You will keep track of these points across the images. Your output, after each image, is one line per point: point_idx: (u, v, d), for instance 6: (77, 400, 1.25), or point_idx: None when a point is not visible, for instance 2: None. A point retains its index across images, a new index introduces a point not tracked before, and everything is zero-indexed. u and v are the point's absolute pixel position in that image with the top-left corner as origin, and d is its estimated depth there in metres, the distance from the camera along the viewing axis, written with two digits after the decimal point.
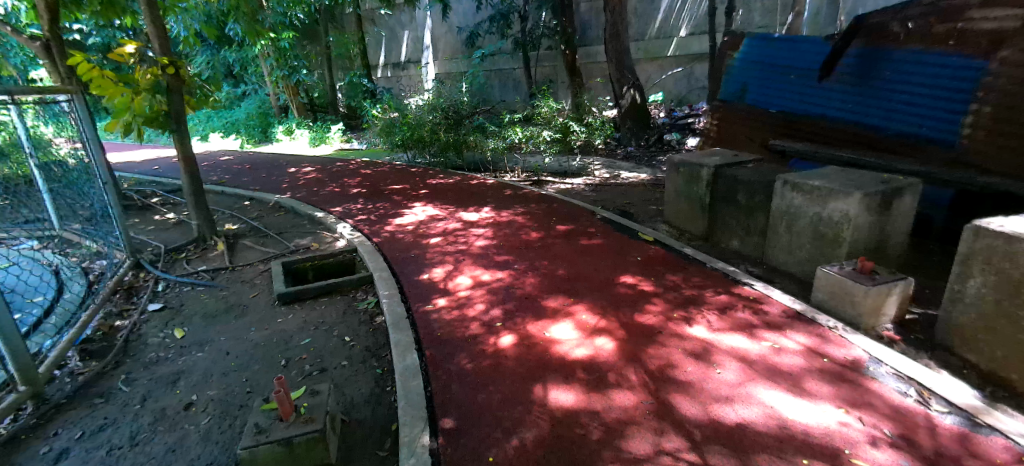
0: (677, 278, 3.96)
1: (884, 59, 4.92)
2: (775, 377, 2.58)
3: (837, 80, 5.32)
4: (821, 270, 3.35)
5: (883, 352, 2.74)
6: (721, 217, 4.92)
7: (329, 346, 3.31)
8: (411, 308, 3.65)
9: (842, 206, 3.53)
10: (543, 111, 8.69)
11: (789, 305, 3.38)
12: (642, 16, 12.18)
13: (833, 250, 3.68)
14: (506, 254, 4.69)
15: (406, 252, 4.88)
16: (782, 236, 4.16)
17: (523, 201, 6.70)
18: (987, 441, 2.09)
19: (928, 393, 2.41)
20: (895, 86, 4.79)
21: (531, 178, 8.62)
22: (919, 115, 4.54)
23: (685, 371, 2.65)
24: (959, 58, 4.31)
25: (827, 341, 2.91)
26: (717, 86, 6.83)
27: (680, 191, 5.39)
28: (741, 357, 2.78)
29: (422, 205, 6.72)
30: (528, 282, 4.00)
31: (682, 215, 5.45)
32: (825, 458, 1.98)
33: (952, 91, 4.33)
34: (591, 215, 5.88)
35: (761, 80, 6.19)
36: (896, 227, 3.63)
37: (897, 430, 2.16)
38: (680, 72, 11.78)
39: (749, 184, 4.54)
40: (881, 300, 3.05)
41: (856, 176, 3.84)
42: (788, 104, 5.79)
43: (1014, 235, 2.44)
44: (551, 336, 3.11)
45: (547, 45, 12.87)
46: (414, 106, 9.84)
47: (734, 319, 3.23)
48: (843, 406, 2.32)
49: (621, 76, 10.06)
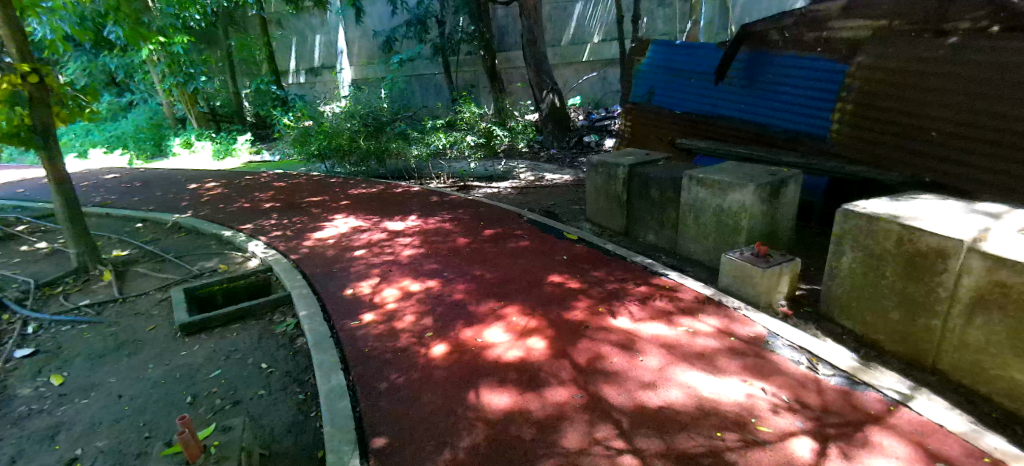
0: (601, 273, 4.14)
1: (767, 63, 5.46)
2: (690, 359, 2.77)
3: (730, 83, 5.84)
4: (725, 257, 3.65)
5: (779, 326, 3.05)
6: (638, 213, 5.21)
7: (243, 375, 3.06)
8: (335, 325, 3.48)
9: (740, 197, 3.91)
10: (465, 115, 8.66)
11: (700, 291, 3.66)
12: (556, 23, 12.57)
13: (734, 238, 4.06)
14: (435, 263, 4.62)
15: (328, 267, 4.65)
16: (690, 227, 4.49)
17: (450, 207, 6.65)
18: (864, 396, 2.39)
19: (816, 359, 2.72)
20: (777, 87, 5.34)
21: (458, 184, 8.66)
22: (797, 113, 5.12)
23: (611, 362, 2.77)
24: (826, 62, 4.89)
25: (733, 321, 3.19)
26: (629, 89, 7.24)
27: (600, 190, 5.63)
28: (660, 342, 2.96)
29: (343, 217, 6.45)
30: (459, 288, 3.98)
31: (603, 213, 5.69)
32: (737, 429, 2.16)
33: (821, 92, 4.91)
34: (518, 218, 5.95)
35: (665, 83, 6.65)
36: (785, 213, 4.05)
37: (793, 395, 2.41)
38: (595, 76, 12.48)
39: (660, 180, 4.85)
40: (775, 279, 3.40)
41: (750, 169, 4.23)
42: (690, 106, 6.30)
43: (874, 214, 2.84)
44: (484, 341, 3.10)
45: (466, 50, 12.96)
46: (330, 114, 9.44)
47: (654, 308, 3.44)
48: (749, 378, 2.56)
49: (540, 80, 10.33)
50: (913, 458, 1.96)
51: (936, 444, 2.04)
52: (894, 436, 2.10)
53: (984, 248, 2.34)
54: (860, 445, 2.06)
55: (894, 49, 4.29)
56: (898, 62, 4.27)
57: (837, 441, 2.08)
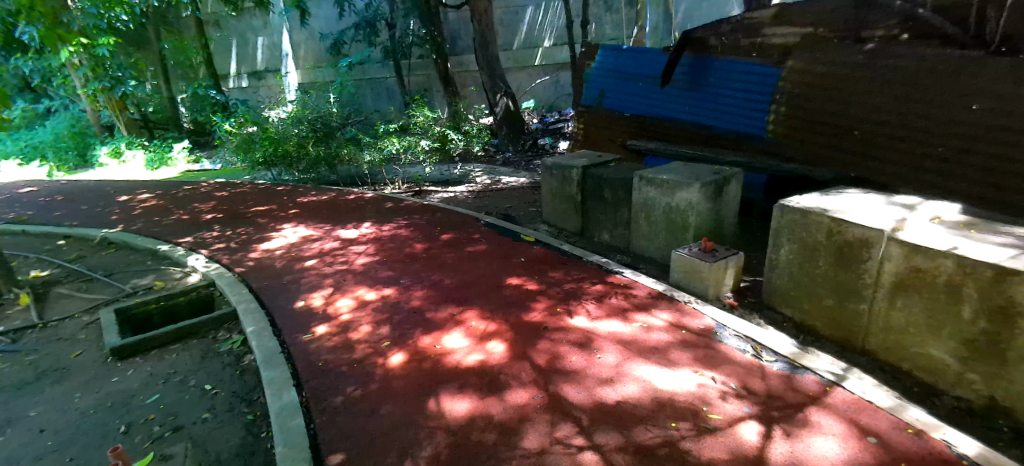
0: (558, 274, 4.19)
1: (708, 67, 5.72)
2: (645, 353, 2.86)
3: (674, 86, 6.08)
4: (675, 253, 3.79)
5: (726, 317, 3.20)
6: (592, 213, 5.33)
7: (185, 398, 2.88)
8: (286, 339, 3.33)
9: (686, 195, 4.09)
10: (418, 119, 8.41)
11: (652, 287, 3.78)
12: (508, 27, 12.66)
13: (683, 234, 4.23)
14: (391, 270, 4.53)
15: (277, 279, 4.45)
16: (642, 226, 4.64)
17: (405, 213, 6.53)
18: (803, 379, 2.55)
19: (760, 347, 2.87)
20: (718, 90, 5.61)
21: (413, 189, 8.54)
22: (736, 114, 5.39)
23: (569, 361, 2.81)
24: (760, 67, 5.19)
25: (684, 314, 3.31)
26: (580, 92, 7.41)
27: (555, 192, 5.70)
28: (616, 339, 3.04)
29: (292, 226, 6.20)
30: (417, 295, 3.91)
31: (558, 214, 5.77)
32: (689, 418, 2.25)
33: (757, 94, 5.20)
34: (475, 221, 5.93)
35: (614, 86, 6.84)
36: (729, 210, 4.27)
37: (740, 382, 2.53)
38: (548, 79, 12.68)
39: (612, 181, 4.98)
40: (721, 273, 3.57)
41: (695, 168, 4.43)
42: (638, 108, 6.51)
43: (807, 208, 3.04)
44: (443, 347, 3.06)
45: (417, 53, 12.82)
46: (275, 119, 9.05)
47: (610, 305, 3.52)
48: (700, 369, 2.66)
49: (493, 84, 10.34)
50: (847, 434, 2.11)
51: (866, 419, 2.21)
52: (830, 414, 2.26)
53: (900, 236, 2.57)
54: (801, 425, 2.19)
55: (821, 55, 4.64)
56: (824, 67, 4.61)
57: (781, 423, 2.20)
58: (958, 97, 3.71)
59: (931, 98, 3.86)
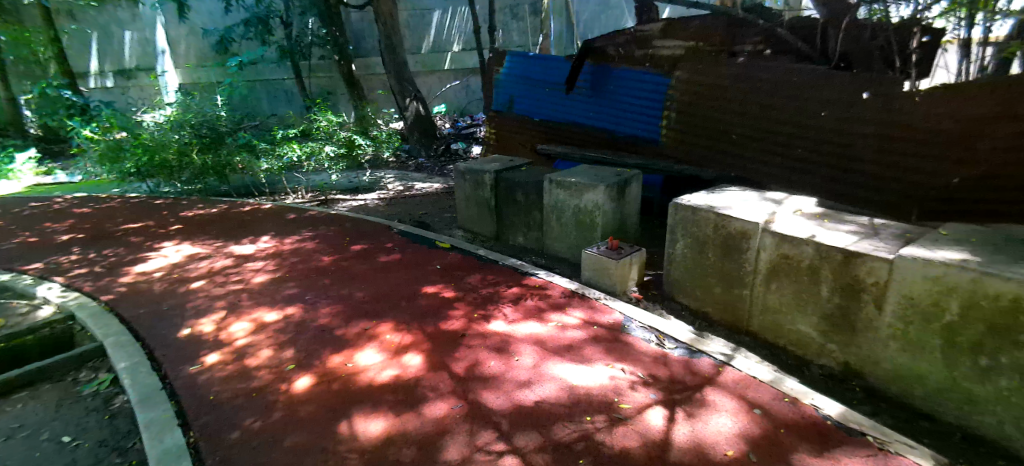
0: (474, 279, 4.18)
1: (607, 75, 6.05)
2: (560, 352, 2.94)
3: (578, 93, 6.37)
4: (585, 252, 3.95)
5: (632, 311, 3.40)
6: (506, 217, 5.39)
7: (35, 456, 2.42)
8: (169, 373, 2.94)
9: (593, 197, 4.30)
10: (321, 124, 7.90)
11: (566, 286, 3.90)
12: (415, 29, 12.42)
13: (591, 234, 4.42)
14: (295, 286, 4.20)
15: (157, 305, 3.93)
16: (554, 228, 4.79)
17: (310, 224, 6.12)
18: (700, 362, 2.78)
19: (663, 336, 3.09)
20: (617, 97, 5.96)
21: (318, 199, 8.06)
22: (634, 120, 5.77)
23: (488, 367, 2.80)
24: (652, 76, 5.58)
25: (595, 311, 3.46)
26: (490, 97, 7.53)
27: (468, 197, 5.69)
28: (533, 340, 3.09)
29: (174, 244, 5.53)
30: (325, 312, 3.66)
31: (473, 219, 5.76)
32: (602, 410, 2.35)
33: (651, 101, 5.59)
34: (387, 230, 5.72)
35: (523, 92, 7.00)
36: (632, 209, 4.54)
37: (647, 371, 2.70)
38: (458, 84, 12.72)
39: (523, 184, 5.08)
40: (627, 269, 3.79)
41: (600, 171, 4.67)
42: (547, 113, 6.73)
43: (696, 206, 3.33)
44: (355, 365, 2.90)
45: (318, 54, 12.15)
46: (150, 123, 7.97)
47: (526, 307, 3.58)
48: (612, 362, 2.80)
49: (402, 88, 10.09)
50: (737, 409, 2.34)
51: (752, 393, 2.46)
52: (723, 392, 2.48)
53: (773, 228, 2.92)
54: (700, 406, 2.38)
55: (701, 65, 5.05)
56: (704, 77, 5.04)
57: (683, 405, 2.38)
58: (807, 103, 4.17)
59: (787, 105, 4.33)
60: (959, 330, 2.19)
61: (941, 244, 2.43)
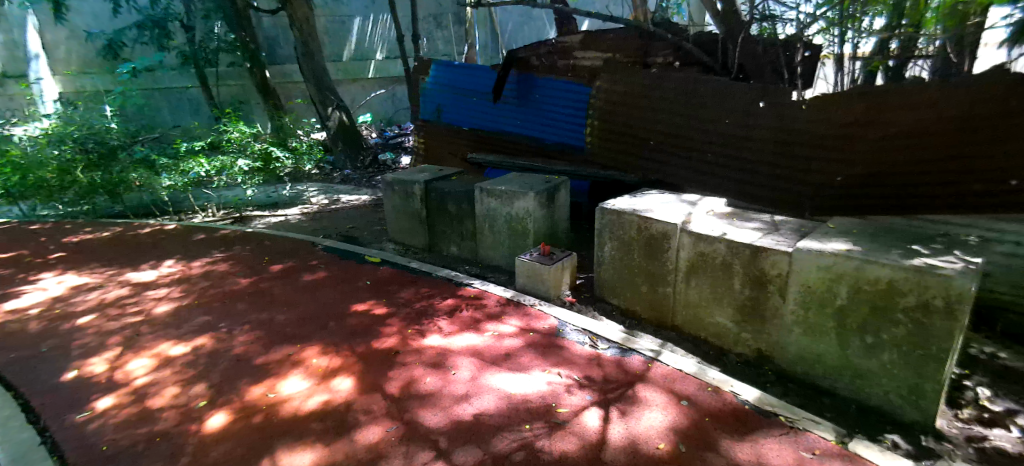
0: (407, 294, 4.05)
1: (532, 85, 6.16)
2: (497, 362, 2.92)
3: (505, 102, 6.44)
4: (519, 259, 3.98)
5: (566, 315, 3.47)
6: (438, 227, 5.30)
7: None
8: (49, 426, 2.55)
9: (523, 204, 4.35)
10: (232, 135, 7.24)
11: (501, 294, 3.90)
12: (334, 36, 11.95)
13: (524, 241, 4.46)
14: (206, 314, 3.84)
15: (33, 347, 3.41)
16: (487, 236, 4.78)
17: (224, 244, 5.64)
18: (631, 360, 2.89)
19: (596, 337, 3.17)
20: (543, 106, 6.09)
21: (232, 216, 7.45)
22: (560, 128, 5.94)
23: (424, 383, 2.72)
24: (575, 86, 5.74)
25: (531, 318, 3.49)
26: (417, 106, 7.43)
27: (398, 208, 5.53)
28: (470, 352, 3.04)
29: (56, 274, 4.85)
30: (242, 340, 3.37)
31: (404, 231, 5.61)
32: (541, 416, 2.36)
33: (575, 110, 5.77)
34: (311, 246, 5.41)
35: (451, 101, 6.97)
36: (562, 215, 4.65)
37: (582, 373, 2.76)
38: (383, 93, 12.42)
39: (454, 194, 5.03)
40: (560, 274, 3.87)
41: (530, 178, 4.73)
42: (475, 123, 6.75)
43: (621, 210, 3.47)
44: (277, 395, 2.68)
45: (227, 61, 11.30)
46: (20, 136, 6.91)
47: (461, 319, 3.52)
48: (549, 367, 2.83)
49: (322, 96, 9.65)
50: (667, 403, 2.46)
51: (679, 385, 2.60)
52: (653, 387, 2.60)
53: (689, 228, 3.12)
54: (634, 403, 2.46)
55: (617, 76, 5.26)
56: (621, 87, 5.24)
57: (617, 403, 2.46)
58: (713, 112, 4.48)
59: (696, 112, 4.61)
60: (849, 313, 2.47)
61: (829, 237, 2.73)
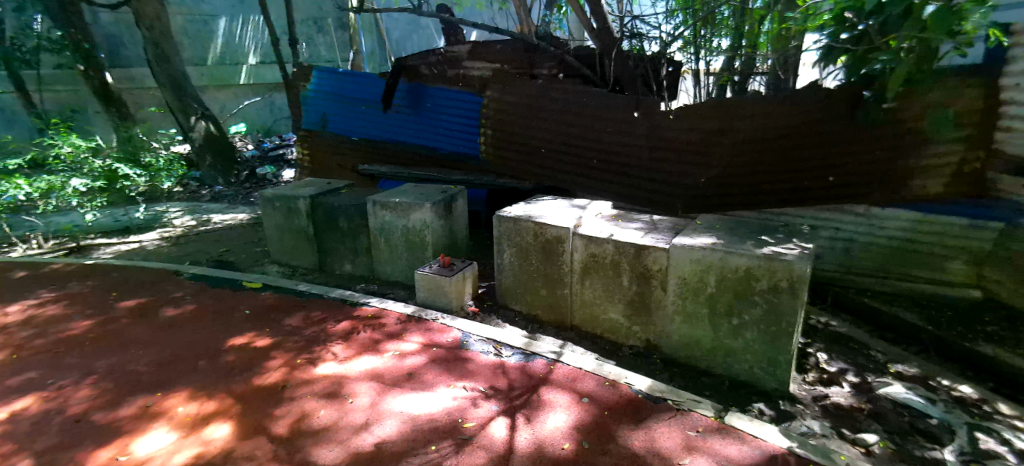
0: (295, 320, 3.70)
1: (423, 93, 6.05)
2: (400, 383, 2.79)
3: (395, 111, 6.24)
4: (418, 273, 3.86)
5: (469, 325, 3.43)
6: (328, 245, 4.95)
7: None
8: None
9: (420, 216, 4.24)
10: (62, 150, 6.10)
11: (401, 311, 3.74)
12: (195, 37, 10.70)
13: (423, 253, 4.35)
14: (32, 369, 3.15)
15: None
16: (383, 251, 4.57)
17: (57, 281, 4.71)
18: (535, 364, 2.94)
19: (500, 345, 3.18)
20: (435, 115, 6.02)
21: (67, 246, 6.24)
22: (454, 137, 5.92)
23: (318, 417, 2.49)
24: (466, 95, 5.76)
25: (434, 332, 3.40)
26: (299, 115, 6.93)
27: (281, 227, 5.07)
28: (369, 376, 2.87)
29: None
30: (84, 395, 2.82)
31: (289, 251, 5.15)
32: (447, 435, 2.29)
33: (468, 119, 5.78)
34: (176, 275, 4.73)
35: (336, 109, 6.61)
36: (460, 225, 4.60)
37: (488, 384, 2.74)
38: (259, 101, 11.39)
39: (345, 208, 4.73)
40: (461, 284, 3.82)
41: (425, 189, 4.63)
42: (365, 132, 6.47)
43: (517, 216, 3.54)
44: (131, 457, 2.27)
45: (53, 62, 9.52)
46: None
47: (359, 341, 3.31)
48: (454, 382, 2.77)
49: (183, 104, 8.54)
50: (569, 402, 2.54)
51: (580, 384, 2.70)
52: (557, 389, 2.67)
53: (581, 231, 3.27)
54: (539, 408, 2.50)
55: (506, 86, 5.35)
56: (510, 97, 5.35)
57: (522, 410, 2.48)
58: (594, 121, 4.72)
59: (580, 122, 4.82)
60: (718, 299, 2.77)
61: (699, 232, 3.04)
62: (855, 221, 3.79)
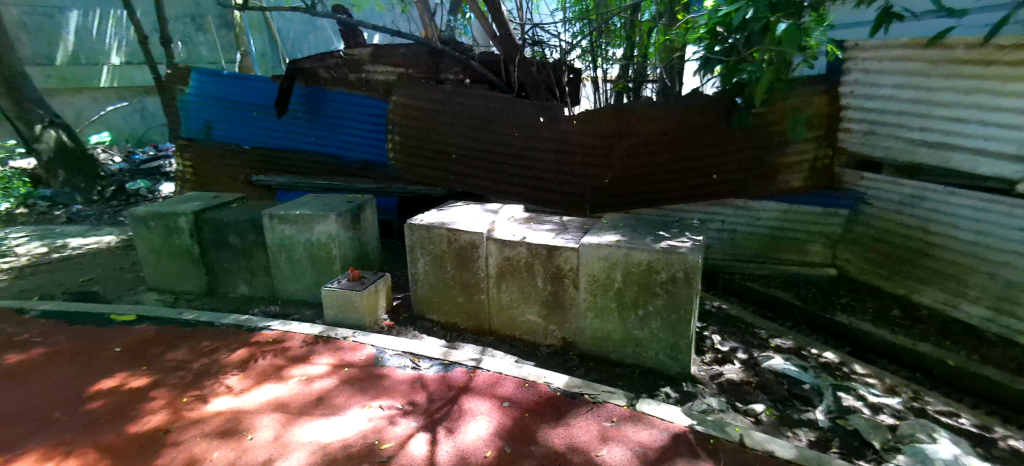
0: (180, 354, 3.28)
1: (322, 98, 5.71)
2: (308, 410, 2.58)
3: (292, 117, 5.83)
4: (325, 289, 3.62)
5: (384, 341, 3.28)
6: (219, 265, 4.47)
7: None
8: None
9: (325, 228, 3.98)
10: None
11: (307, 332, 3.48)
12: (38, 33, 9.17)
13: (329, 267, 4.09)
14: None
15: None
16: (284, 269, 4.22)
17: None
18: (454, 374, 2.88)
19: (417, 358, 3.08)
20: (337, 121, 5.71)
21: None
22: (359, 144, 5.67)
23: (211, 460, 2.22)
24: (370, 100, 5.53)
25: (345, 351, 3.21)
26: (177, 122, 6.20)
27: (160, 248, 4.49)
28: (272, 407, 2.62)
29: None
30: None
31: (170, 275, 4.57)
32: (362, 460, 2.16)
33: (373, 125, 5.56)
34: (21, 314, 3.98)
35: (222, 115, 6.00)
36: (370, 236, 4.39)
37: (406, 399, 2.64)
38: (127, 107, 10.05)
39: (236, 224, 4.30)
40: (373, 298, 3.65)
41: (329, 200, 4.37)
42: (258, 140, 5.96)
43: (428, 224, 3.46)
44: None
45: None
46: None
47: (259, 370, 3.02)
48: (369, 402, 2.63)
49: (23, 110, 7.25)
50: (490, 409, 2.52)
51: (500, 389, 2.70)
52: (477, 397, 2.64)
53: (494, 236, 3.28)
54: (459, 418, 2.46)
55: (411, 90, 5.21)
56: (416, 102, 5.21)
57: (442, 422, 2.42)
58: (501, 126, 4.73)
59: (488, 127, 4.81)
60: (624, 293, 2.93)
61: (605, 230, 3.20)
62: (736, 213, 4.26)
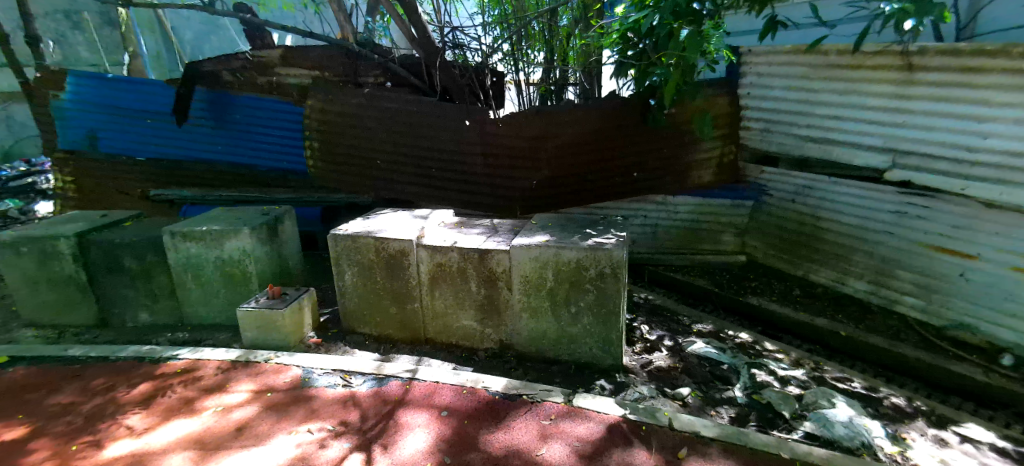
0: (66, 396, 2.88)
1: (229, 103, 5.27)
2: (226, 443, 2.36)
3: (195, 125, 5.34)
4: (241, 309, 3.34)
5: (311, 360, 3.09)
6: (112, 292, 3.98)
7: None
8: None
9: (237, 244, 3.67)
10: None
11: (223, 358, 3.20)
12: None
13: (245, 286, 3.79)
14: None
15: None
16: (192, 291, 3.85)
17: None
18: (389, 387, 2.77)
19: (349, 374, 2.93)
20: (248, 128, 5.32)
21: None
22: (275, 152, 5.33)
23: None
24: (284, 105, 5.20)
25: (267, 375, 2.98)
26: (53, 133, 5.45)
27: (35, 276, 3.92)
28: (183, 444, 2.37)
29: None
30: None
31: (51, 307, 4.00)
32: None
33: (290, 131, 5.24)
34: None
35: (110, 124, 5.37)
36: (290, 249, 4.11)
37: (337, 420, 2.50)
38: None
39: (131, 245, 3.84)
40: (297, 315, 3.42)
41: (242, 213, 4.04)
42: (156, 150, 5.41)
43: (354, 233, 3.31)
44: None
45: None
46: None
47: (166, 405, 2.72)
48: (295, 427, 2.46)
49: None
50: (428, 420, 2.46)
51: (438, 398, 2.64)
52: (414, 409, 2.56)
53: (424, 242, 3.20)
54: (395, 432, 2.38)
55: (329, 94, 4.96)
56: (335, 106, 4.95)
57: (377, 440, 2.32)
58: (426, 129, 4.62)
59: (412, 131, 4.68)
60: (557, 291, 2.98)
61: (534, 231, 3.23)
62: (656, 209, 4.52)
